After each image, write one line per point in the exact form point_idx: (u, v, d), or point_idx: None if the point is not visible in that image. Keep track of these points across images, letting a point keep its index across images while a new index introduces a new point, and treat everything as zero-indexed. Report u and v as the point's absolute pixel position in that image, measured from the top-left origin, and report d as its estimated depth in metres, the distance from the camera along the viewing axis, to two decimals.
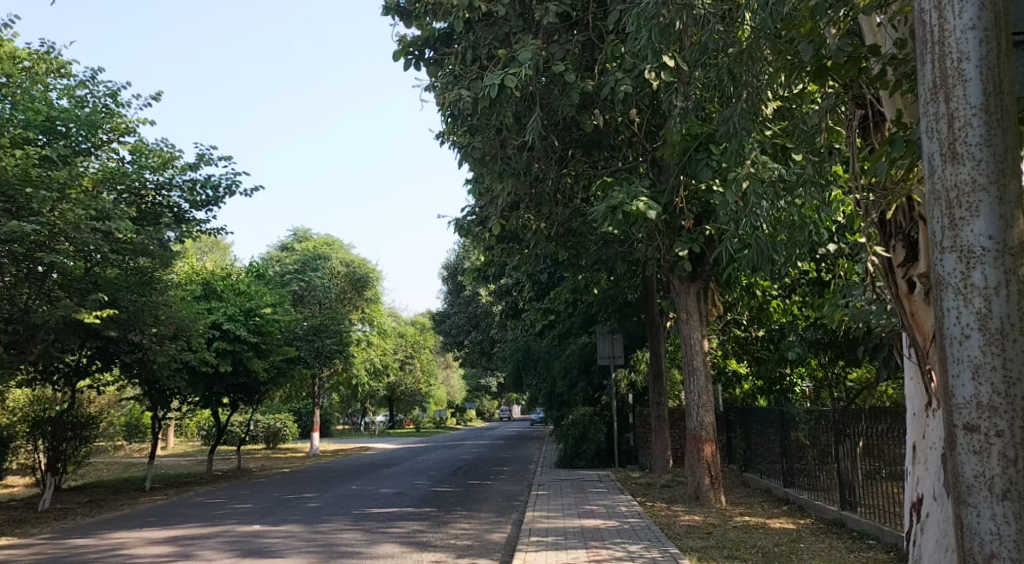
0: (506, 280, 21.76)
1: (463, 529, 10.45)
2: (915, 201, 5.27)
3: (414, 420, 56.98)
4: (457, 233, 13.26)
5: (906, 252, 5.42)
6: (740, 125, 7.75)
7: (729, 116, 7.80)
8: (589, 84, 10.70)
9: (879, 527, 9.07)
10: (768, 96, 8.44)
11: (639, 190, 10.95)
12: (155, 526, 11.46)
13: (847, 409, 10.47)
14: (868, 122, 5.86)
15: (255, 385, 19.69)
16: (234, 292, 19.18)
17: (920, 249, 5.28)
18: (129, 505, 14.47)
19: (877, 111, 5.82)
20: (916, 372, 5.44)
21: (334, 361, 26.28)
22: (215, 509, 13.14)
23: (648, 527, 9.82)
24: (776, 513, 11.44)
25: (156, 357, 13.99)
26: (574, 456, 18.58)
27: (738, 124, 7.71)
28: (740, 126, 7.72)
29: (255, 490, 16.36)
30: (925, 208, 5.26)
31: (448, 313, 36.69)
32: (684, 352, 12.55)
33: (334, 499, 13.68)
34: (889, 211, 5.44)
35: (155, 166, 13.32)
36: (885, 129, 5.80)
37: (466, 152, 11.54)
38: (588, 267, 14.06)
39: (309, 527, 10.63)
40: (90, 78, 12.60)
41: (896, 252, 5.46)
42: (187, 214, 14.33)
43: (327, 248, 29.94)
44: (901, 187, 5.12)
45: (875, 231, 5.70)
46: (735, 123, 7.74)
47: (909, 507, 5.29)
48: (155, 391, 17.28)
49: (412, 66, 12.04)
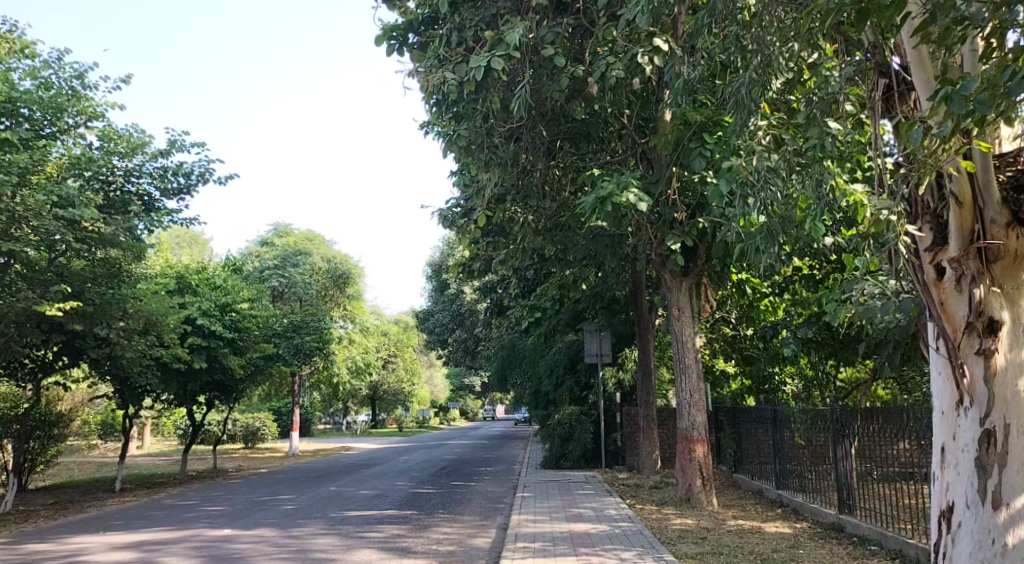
0: (491, 277, 21.31)
1: (446, 533, 9.97)
2: (948, 175, 4.81)
3: (397, 420, 56.39)
4: (441, 225, 12.74)
5: (935, 234, 4.97)
6: (745, 99, 7.39)
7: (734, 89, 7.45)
8: (580, 69, 10.26)
9: (881, 532, 8.66)
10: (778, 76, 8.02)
11: (630, 180, 10.46)
12: (120, 530, 10.90)
13: (845, 408, 9.97)
14: (892, 92, 5.36)
15: (231, 383, 19.09)
16: (209, 287, 18.60)
17: (951, 232, 4.84)
18: (96, 508, 13.86)
19: (903, 80, 5.33)
20: (939, 368, 5.01)
21: (314, 358, 25.67)
22: (186, 511, 12.57)
23: (639, 531, 9.37)
24: (771, 516, 11.04)
25: (125, 352, 13.38)
26: (560, 456, 18.17)
27: (744, 99, 7.36)
28: (745, 102, 7.37)
29: (229, 490, 15.81)
30: (959, 185, 4.82)
31: (431, 311, 36.12)
32: (675, 349, 12.09)
33: (312, 502, 13.13)
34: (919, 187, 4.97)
35: (124, 151, 12.81)
36: (912, 99, 5.26)
37: (451, 140, 11.03)
38: (575, 262, 13.60)
39: (283, 531, 10.10)
40: (55, 58, 11.95)
41: (923, 233, 5.02)
42: (157, 203, 13.75)
43: (307, 243, 29.38)
44: (935, 158, 4.60)
45: (900, 210, 5.25)
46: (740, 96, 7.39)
47: (935, 519, 4.85)
48: (126, 388, 16.64)
49: (394, 52, 11.54)
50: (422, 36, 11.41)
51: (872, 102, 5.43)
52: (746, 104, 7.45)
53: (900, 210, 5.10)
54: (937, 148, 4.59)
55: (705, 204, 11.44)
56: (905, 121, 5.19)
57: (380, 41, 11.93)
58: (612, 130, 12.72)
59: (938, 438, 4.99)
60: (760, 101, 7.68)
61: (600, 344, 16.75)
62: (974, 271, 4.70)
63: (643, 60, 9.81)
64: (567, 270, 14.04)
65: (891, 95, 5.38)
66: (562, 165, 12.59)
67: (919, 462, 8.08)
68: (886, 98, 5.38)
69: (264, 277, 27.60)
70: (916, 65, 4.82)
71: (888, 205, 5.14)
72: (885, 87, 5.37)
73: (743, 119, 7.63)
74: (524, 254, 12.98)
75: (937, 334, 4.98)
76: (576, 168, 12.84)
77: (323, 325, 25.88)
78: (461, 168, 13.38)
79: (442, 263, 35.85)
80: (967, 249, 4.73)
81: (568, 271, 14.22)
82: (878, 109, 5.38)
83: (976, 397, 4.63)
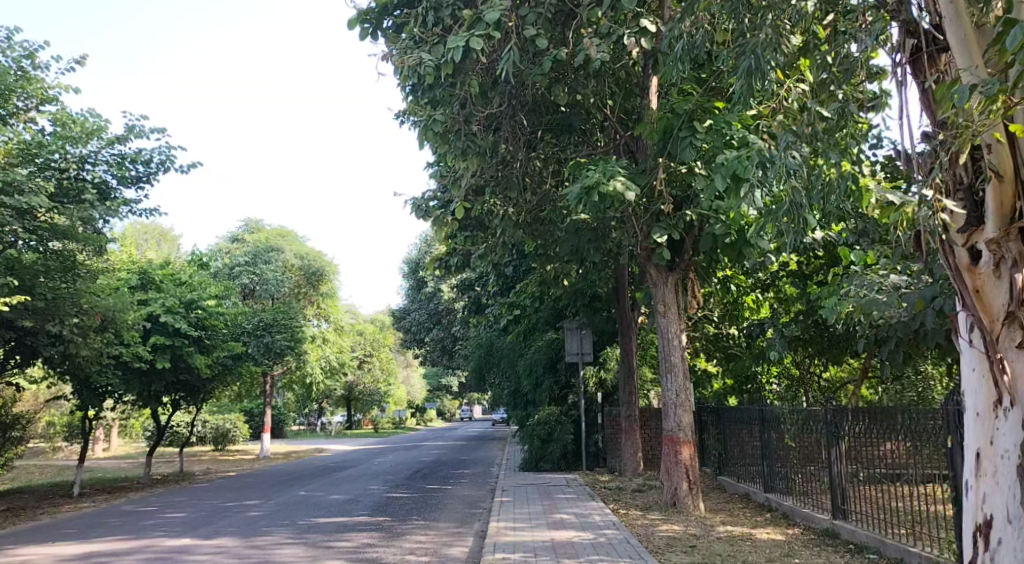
0: (469, 274, 20.75)
1: (419, 542, 9.36)
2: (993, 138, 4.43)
3: (373, 420, 55.69)
4: (415, 216, 12.14)
5: (970, 213, 4.58)
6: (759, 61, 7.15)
7: (750, 46, 7.16)
8: (564, 51, 9.70)
9: (879, 539, 8.19)
10: (784, 53, 7.66)
11: (617, 168, 10.01)
12: (70, 540, 10.20)
13: (837, 408, 9.54)
14: (919, 54, 4.91)
15: (197, 383, 18.29)
16: (174, 283, 17.85)
17: (990, 210, 4.45)
18: (49, 515, 13.07)
19: (931, 41, 4.87)
20: (971, 366, 4.55)
21: (285, 358, 24.91)
22: (145, 518, 11.88)
23: (625, 540, 8.87)
24: (760, 521, 10.59)
25: (80, 352, 12.56)
26: (539, 458, 17.69)
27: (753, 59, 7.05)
28: (757, 65, 7.12)
29: (192, 495, 15.12)
30: (1002, 153, 4.44)
31: (407, 311, 35.45)
32: (661, 347, 11.61)
33: (280, 508, 12.48)
34: (959, 159, 4.58)
35: (78, 136, 12.07)
36: (942, 60, 4.83)
37: (427, 126, 10.43)
38: (557, 256, 13.11)
39: (244, 540, 9.46)
40: (4, 38, 11.19)
41: (957, 212, 4.62)
42: (114, 191, 12.96)
43: (280, 240, 28.53)
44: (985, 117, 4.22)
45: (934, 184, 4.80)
46: (756, 56, 7.10)
47: (967, 533, 4.40)
48: (85, 388, 15.89)
49: (369, 36, 10.93)
50: (397, 18, 10.82)
51: (898, 66, 4.95)
52: (754, 72, 7.14)
53: (935, 184, 4.68)
54: (987, 105, 4.20)
55: (691, 196, 10.87)
56: (937, 84, 4.72)
57: (353, 24, 11.33)
58: (594, 123, 12.28)
59: (970, 445, 4.55)
60: (765, 70, 7.23)
61: (581, 343, 16.45)
62: (1014, 254, 4.32)
63: (629, 41, 9.52)
64: (548, 266, 13.59)
65: (919, 56, 4.93)
66: (542, 157, 12.10)
67: (921, 465, 7.62)
68: (913, 59, 4.93)
69: (234, 274, 26.90)
70: (952, 20, 4.55)
71: (919, 182, 4.76)
72: (913, 48, 4.91)
73: (752, 80, 7.27)
74: (504, 248, 12.41)
75: (969, 326, 4.54)
76: (557, 160, 12.27)
77: (295, 323, 25.13)
78: (437, 159, 12.84)
79: (419, 260, 35.27)
80: (1006, 229, 4.35)
81: (550, 266, 13.74)
82: (904, 73, 4.92)
83: (1017, 397, 4.20)
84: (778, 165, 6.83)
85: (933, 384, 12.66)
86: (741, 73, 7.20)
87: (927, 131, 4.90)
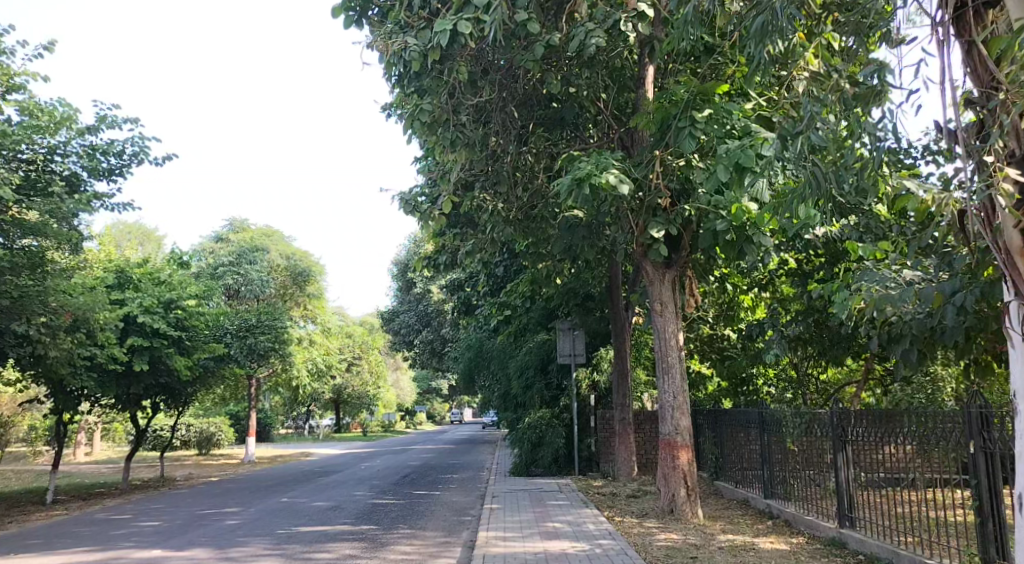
0: (458, 273, 20.32)
1: (404, 553, 8.85)
2: None
3: (363, 423, 55.00)
4: (400, 210, 11.64)
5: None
6: (773, 18, 6.14)
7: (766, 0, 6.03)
8: (557, 36, 9.21)
9: (894, 551, 7.54)
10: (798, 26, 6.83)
11: (610, 160, 9.54)
12: (36, 551, 9.63)
13: (843, 410, 9.00)
14: (965, 10, 4.41)
15: (179, 387, 17.69)
16: (153, 282, 17.30)
17: None
18: (18, 524, 12.45)
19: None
20: None
21: (269, 359, 24.25)
22: (117, 527, 11.33)
23: (622, 551, 8.40)
24: (761, 530, 10.09)
25: (48, 353, 12.00)
26: (530, 463, 17.19)
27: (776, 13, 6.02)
28: (773, 23, 6.08)
29: (171, 502, 14.53)
30: None
31: (397, 312, 34.82)
32: (657, 347, 11.13)
33: (260, 516, 11.95)
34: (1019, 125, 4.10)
35: (46, 127, 11.54)
36: (990, 17, 4.36)
37: (413, 116, 9.93)
38: (549, 254, 12.62)
39: (219, 552, 8.94)
40: None
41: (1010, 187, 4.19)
42: (84, 183, 12.48)
43: (265, 239, 28.01)
44: None
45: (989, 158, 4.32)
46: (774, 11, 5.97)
47: None
48: (60, 391, 15.31)
49: (353, 25, 10.44)
50: (382, 5, 10.36)
51: (941, 25, 4.45)
52: (770, 31, 6.10)
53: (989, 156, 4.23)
54: None
55: (688, 190, 10.35)
56: (990, 42, 4.25)
57: (337, 12, 10.83)
58: (588, 116, 11.81)
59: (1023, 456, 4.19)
60: (778, 43, 6.64)
61: (573, 344, 15.96)
62: None
63: (625, 26, 9.03)
64: (540, 263, 13.13)
65: (963, 14, 4.44)
66: (534, 151, 11.55)
67: (932, 469, 7.16)
68: (956, 17, 4.44)
69: (217, 275, 26.38)
70: None
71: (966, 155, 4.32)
72: (956, 2, 4.41)
73: (765, 56, 6.70)
74: (494, 246, 11.92)
75: None
76: (550, 155, 11.75)
77: (280, 324, 24.57)
78: (424, 153, 12.39)
79: (408, 261, 34.73)
80: None
81: (542, 264, 13.27)
82: (947, 33, 4.42)
83: None
84: (799, 138, 6.03)
85: (941, 386, 12.19)
86: (755, 34, 6.15)
87: (978, 98, 4.44)
